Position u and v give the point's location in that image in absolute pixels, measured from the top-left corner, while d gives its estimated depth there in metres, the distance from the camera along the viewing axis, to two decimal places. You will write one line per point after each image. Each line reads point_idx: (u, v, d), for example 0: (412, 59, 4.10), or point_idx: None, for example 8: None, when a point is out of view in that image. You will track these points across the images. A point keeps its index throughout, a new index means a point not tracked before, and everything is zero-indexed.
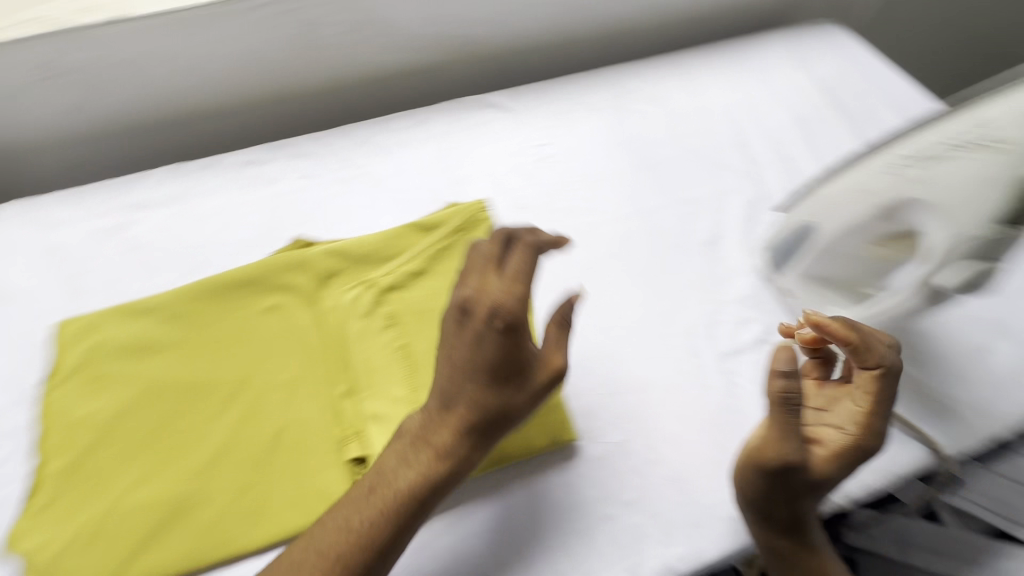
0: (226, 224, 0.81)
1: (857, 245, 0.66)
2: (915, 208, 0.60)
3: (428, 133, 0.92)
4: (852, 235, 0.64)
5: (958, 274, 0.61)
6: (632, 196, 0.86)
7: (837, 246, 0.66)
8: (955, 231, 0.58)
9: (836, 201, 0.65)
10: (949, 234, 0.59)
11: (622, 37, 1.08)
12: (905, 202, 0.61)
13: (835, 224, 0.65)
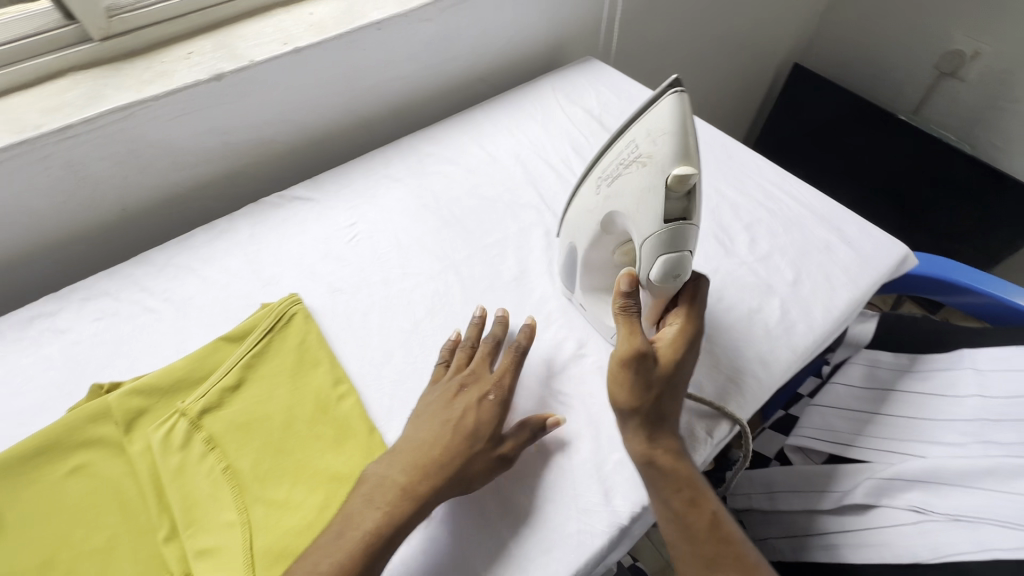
0: (12, 392, 0.75)
1: (607, 252, 0.77)
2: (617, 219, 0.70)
3: (232, 240, 0.92)
4: (594, 247, 0.76)
5: (659, 271, 0.65)
6: (443, 251, 0.91)
7: (589, 259, 0.77)
8: (640, 238, 0.66)
9: (578, 222, 0.77)
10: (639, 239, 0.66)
11: (412, 110, 1.17)
12: (610, 216, 0.71)
13: (581, 241, 0.77)
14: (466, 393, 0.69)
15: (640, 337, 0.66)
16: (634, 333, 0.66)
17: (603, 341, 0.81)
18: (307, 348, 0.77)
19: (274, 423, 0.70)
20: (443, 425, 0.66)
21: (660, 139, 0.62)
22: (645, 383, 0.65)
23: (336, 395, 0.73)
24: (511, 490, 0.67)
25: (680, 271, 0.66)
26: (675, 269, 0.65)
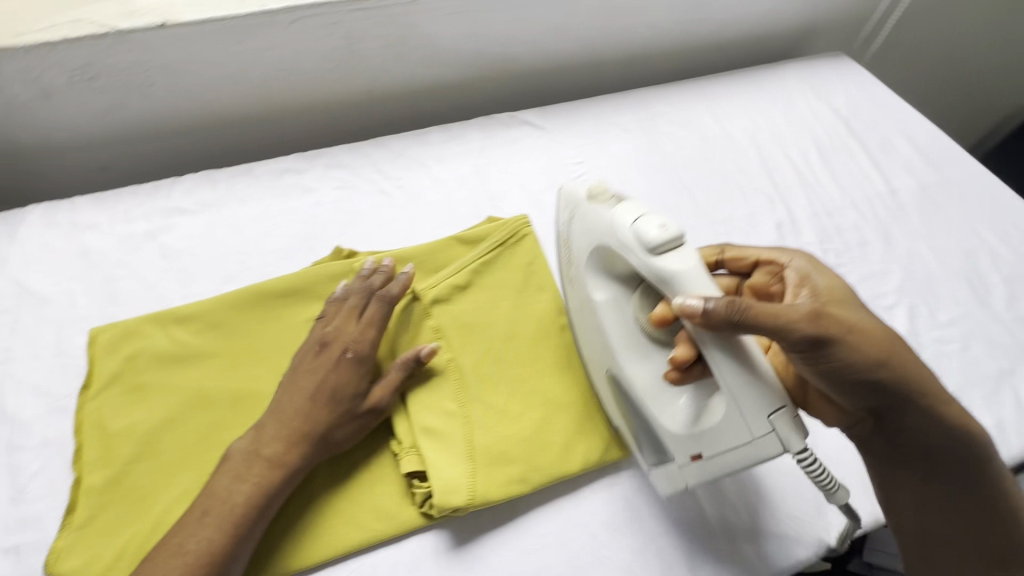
0: (264, 233, 0.80)
1: (622, 359, 0.63)
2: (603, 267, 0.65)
3: (463, 148, 0.93)
4: (623, 344, 0.63)
5: (648, 241, 0.56)
6: (668, 215, 0.88)
7: (631, 367, 0.62)
8: (620, 246, 0.59)
9: (590, 340, 0.67)
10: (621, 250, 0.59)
11: (644, 64, 1.12)
12: (598, 283, 0.65)
13: (606, 351, 0.64)
14: (324, 354, 0.63)
15: (796, 322, 0.53)
16: (784, 331, 0.52)
17: (717, 470, 0.57)
18: (533, 271, 0.77)
19: (498, 333, 0.71)
20: (302, 395, 0.60)
21: (587, 198, 0.66)
22: (862, 348, 0.54)
23: (557, 325, 0.73)
24: (716, 473, 0.66)
25: (679, 239, 0.56)
26: (668, 233, 0.56)
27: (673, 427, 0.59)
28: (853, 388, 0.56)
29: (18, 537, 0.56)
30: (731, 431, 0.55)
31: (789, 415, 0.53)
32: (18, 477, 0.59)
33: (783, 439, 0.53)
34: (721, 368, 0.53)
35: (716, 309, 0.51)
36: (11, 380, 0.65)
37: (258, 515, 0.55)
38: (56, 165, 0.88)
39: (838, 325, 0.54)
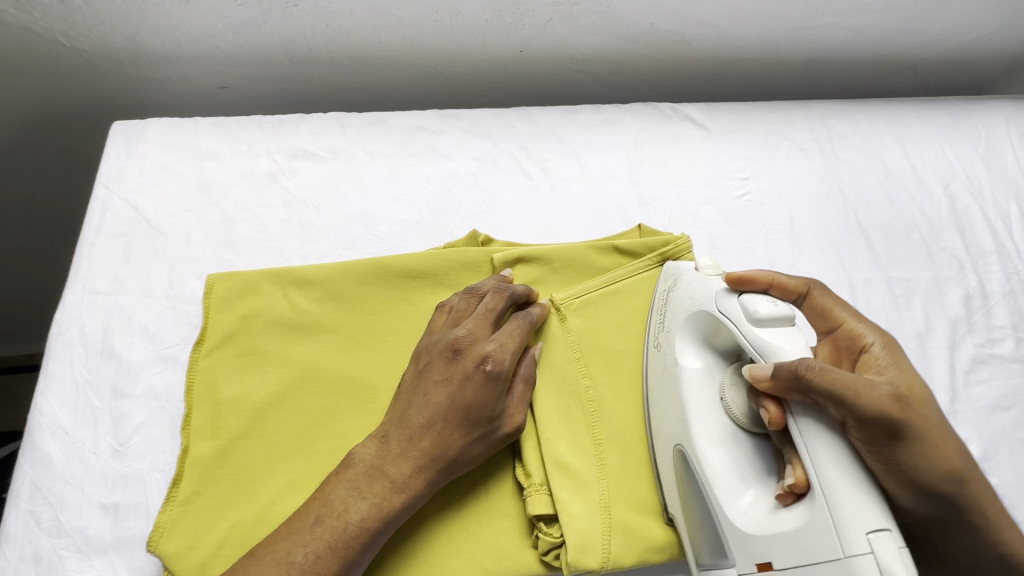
0: (392, 197, 0.72)
1: (695, 430, 0.50)
2: (699, 333, 0.54)
3: (616, 137, 0.81)
4: (703, 416, 0.51)
5: (751, 313, 0.48)
6: (839, 260, 0.76)
7: (705, 447, 0.49)
8: (721, 316, 0.51)
9: (666, 409, 0.54)
10: (722, 321, 0.51)
11: (826, 70, 0.96)
12: (689, 348, 0.54)
13: (677, 423, 0.52)
14: (456, 362, 0.52)
15: (883, 413, 0.41)
16: (865, 418, 0.41)
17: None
18: None
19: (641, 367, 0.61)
20: (432, 407, 0.51)
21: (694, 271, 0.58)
22: (938, 453, 0.44)
23: None
24: None
25: (788, 319, 0.48)
26: (780, 309, 0.48)
27: (744, 528, 0.45)
28: (927, 500, 0.44)
29: (117, 494, 0.52)
30: (806, 544, 0.41)
31: (894, 541, 0.38)
32: (120, 427, 0.54)
33: (882, 567, 0.38)
34: (813, 444, 0.42)
35: (785, 379, 0.43)
36: (120, 314, 0.60)
37: (372, 538, 0.47)
38: (178, 75, 0.81)
39: (917, 425, 0.42)
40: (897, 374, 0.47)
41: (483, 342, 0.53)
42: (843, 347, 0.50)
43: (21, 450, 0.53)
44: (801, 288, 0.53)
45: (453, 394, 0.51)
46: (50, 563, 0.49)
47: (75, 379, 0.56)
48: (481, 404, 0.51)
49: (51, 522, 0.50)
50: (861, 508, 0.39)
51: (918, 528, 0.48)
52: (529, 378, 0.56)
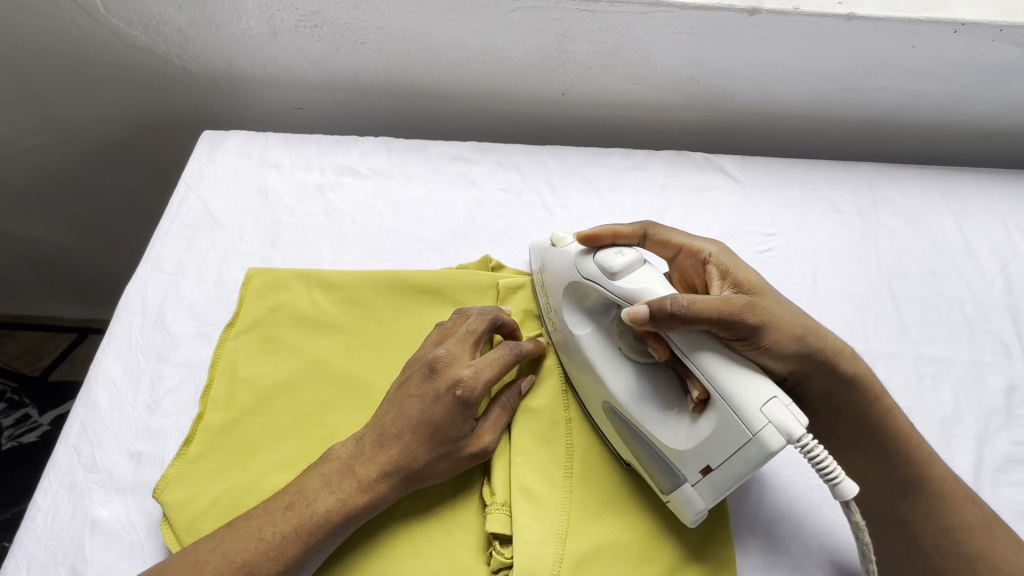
0: (420, 218, 0.78)
1: (611, 384, 0.57)
2: (578, 300, 0.62)
3: (643, 181, 0.84)
4: (611, 365, 0.58)
5: (608, 269, 0.55)
6: (862, 328, 0.73)
7: (625, 394, 0.56)
8: (587, 281, 0.58)
9: (581, 373, 0.60)
10: (590, 284, 0.58)
11: (883, 133, 0.93)
12: (576, 319, 0.61)
13: (597, 382, 0.58)
14: (432, 381, 0.56)
15: (738, 314, 0.50)
16: (729, 324, 0.50)
17: (731, 479, 0.49)
18: None
19: None
20: (405, 419, 0.55)
21: (552, 246, 0.65)
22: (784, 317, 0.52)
23: None
24: None
25: (638, 260, 0.55)
26: (626, 258, 0.55)
27: (677, 445, 0.52)
28: (789, 360, 0.53)
29: (142, 445, 0.60)
30: (725, 438, 0.49)
31: (783, 404, 0.46)
32: (156, 388, 0.64)
33: (782, 427, 0.46)
34: (706, 365, 0.49)
35: (668, 320, 0.49)
36: (175, 293, 0.70)
37: (335, 529, 0.52)
38: (264, 98, 0.94)
39: (767, 314, 0.51)
40: (738, 270, 0.57)
41: (458, 365, 0.57)
42: (690, 264, 0.61)
43: (77, 395, 0.63)
44: (639, 232, 0.62)
45: (426, 410, 0.55)
46: (80, 493, 0.57)
47: (131, 341, 0.66)
48: (448, 424, 0.55)
49: (88, 459, 0.59)
50: (752, 391, 0.47)
51: (799, 384, 0.56)
52: (508, 406, 0.60)
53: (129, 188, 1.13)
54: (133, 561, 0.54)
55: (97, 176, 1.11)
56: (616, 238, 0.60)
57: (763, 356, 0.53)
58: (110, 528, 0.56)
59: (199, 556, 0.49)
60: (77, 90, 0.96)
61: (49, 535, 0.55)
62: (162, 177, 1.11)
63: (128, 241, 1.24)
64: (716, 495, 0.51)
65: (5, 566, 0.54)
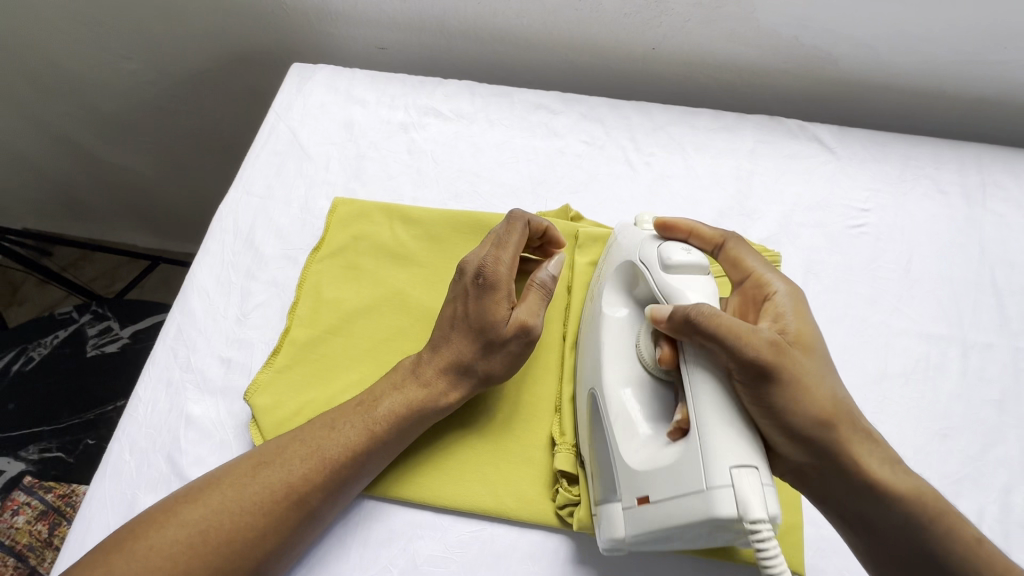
0: (500, 163, 0.78)
1: (604, 373, 0.55)
2: (627, 284, 0.59)
3: (731, 144, 0.80)
4: (615, 358, 0.56)
5: (664, 259, 0.54)
6: (957, 315, 0.69)
7: (614, 388, 0.54)
8: (640, 265, 0.56)
9: (588, 354, 0.59)
10: (642, 269, 0.56)
11: (999, 113, 0.85)
12: (615, 299, 0.59)
13: (593, 369, 0.57)
14: (460, 280, 0.60)
15: (760, 352, 0.46)
16: (747, 359, 0.46)
17: (660, 523, 0.46)
18: None
19: None
20: (447, 318, 0.59)
21: (631, 224, 0.62)
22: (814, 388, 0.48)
23: None
24: None
25: (699, 268, 0.53)
26: (691, 258, 0.53)
27: (634, 463, 0.50)
28: (807, 449, 0.49)
29: (232, 352, 0.64)
30: (678, 476, 0.46)
31: (754, 478, 0.43)
32: (245, 301, 0.67)
33: (740, 499, 0.42)
34: (699, 391, 0.47)
35: (678, 323, 0.48)
36: (264, 216, 0.73)
37: (404, 431, 0.55)
38: (350, 36, 0.94)
39: (794, 372, 0.47)
40: (795, 318, 0.52)
41: (481, 258, 0.59)
42: (751, 296, 0.56)
43: (174, 301, 0.66)
44: (717, 240, 0.59)
45: (459, 306, 0.59)
46: (176, 389, 0.61)
47: (223, 257, 0.69)
48: (480, 310, 0.57)
49: (184, 359, 0.63)
50: (728, 450, 0.44)
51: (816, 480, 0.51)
52: (544, 288, 0.59)
53: (210, 120, 1.17)
54: (222, 456, 0.58)
55: (183, 106, 1.15)
56: (692, 235, 0.59)
57: (782, 436, 0.48)
58: (202, 425, 0.60)
59: (291, 448, 0.53)
60: (171, 17, 0.99)
61: (149, 424, 0.60)
62: (244, 114, 1.16)
63: (204, 176, 1.30)
64: (636, 528, 0.48)
65: (110, 447, 0.59)
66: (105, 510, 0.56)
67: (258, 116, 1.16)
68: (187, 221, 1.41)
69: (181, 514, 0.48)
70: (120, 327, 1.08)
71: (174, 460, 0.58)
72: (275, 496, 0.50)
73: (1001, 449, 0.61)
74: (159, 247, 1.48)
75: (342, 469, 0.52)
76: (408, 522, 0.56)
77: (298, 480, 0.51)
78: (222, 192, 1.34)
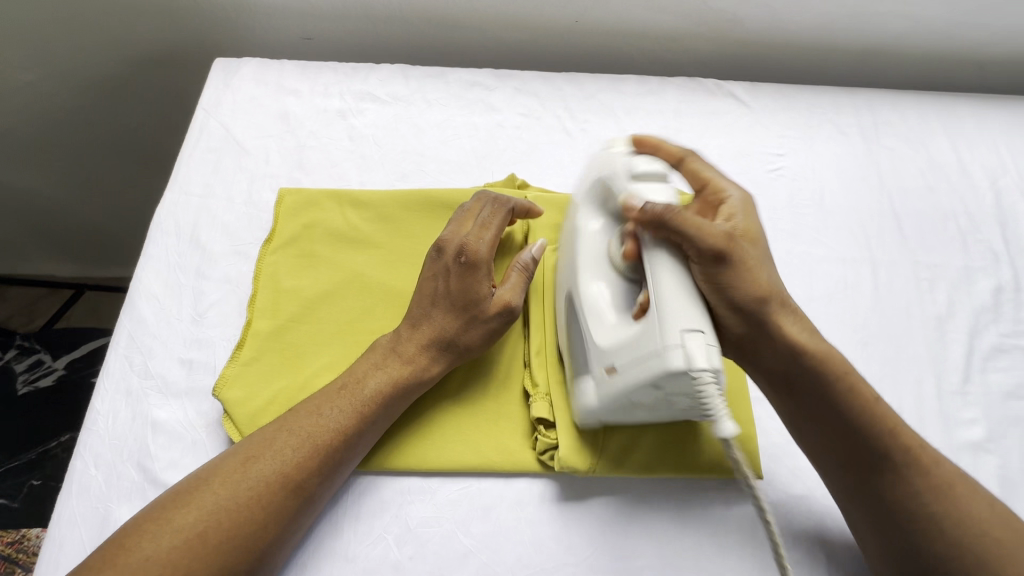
0: (443, 141, 0.80)
1: (579, 279, 0.58)
2: (600, 200, 0.61)
3: (658, 106, 0.86)
4: (589, 264, 0.58)
5: (632, 170, 0.58)
6: (865, 239, 0.78)
7: (585, 286, 0.57)
8: (610, 178, 0.59)
9: (565, 264, 0.62)
10: (611, 181, 0.59)
11: (884, 61, 0.96)
12: (589, 212, 0.62)
13: (570, 273, 0.60)
14: (439, 257, 0.61)
15: (713, 240, 0.52)
16: (700, 246, 0.52)
17: (624, 387, 0.51)
18: None
19: None
20: (425, 294, 0.60)
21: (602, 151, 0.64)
22: (758, 273, 0.55)
23: None
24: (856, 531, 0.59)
25: (661, 177, 0.58)
26: (651, 168, 0.58)
27: (603, 342, 0.54)
28: (742, 321, 0.55)
29: (193, 353, 0.62)
30: (637, 343, 0.50)
31: (703, 338, 0.47)
32: (199, 301, 0.65)
33: (687, 356, 0.47)
34: (656, 269, 0.51)
35: (646, 215, 0.53)
36: (207, 214, 0.71)
37: (388, 404, 0.56)
38: (273, 27, 0.92)
39: (740, 258, 0.54)
40: (744, 218, 0.60)
41: (463, 237, 0.61)
42: (708, 202, 0.63)
43: (121, 310, 0.64)
44: (678, 156, 0.64)
45: (439, 282, 0.60)
46: (137, 397, 0.59)
47: (169, 259, 0.67)
48: (464, 287, 0.59)
49: (141, 366, 0.61)
50: (680, 315, 0.48)
51: (759, 358, 0.57)
52: (526, 269, 0.62)
53: (127, 129, 1.11)
54: (197, 456, 0.57)
55: (94, 117, 1.08)
56: (658, 150, 0.64)
57: (720, 307, 0.55)
58: (171, 428, 0.58)
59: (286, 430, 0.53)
60: (73, 20, 0.93)
61: (113, 436, 0.58)
62: (165, 119, 1.10)
63: (127, 192, 1.22)
64: (604, 394, 0.53)
65: (72, 465, 0.56)
66: (77, 528, 0.54)
67: (182, 122, 1.11)
68: (113, 244, 1.32)
69: (175, 520, 0.47)
70: (54, 358, 1.01)
71: (145, 467, 0.56)
72: (271, 487, 0.50)
73: (910, 348, 0.70)
74: (84, 275, 1.38)
75: (336, 450, 0.53)
76: (394, 491, 0.58)
77: (291, 467, 0.51)
78: (149, 208, 1.27)
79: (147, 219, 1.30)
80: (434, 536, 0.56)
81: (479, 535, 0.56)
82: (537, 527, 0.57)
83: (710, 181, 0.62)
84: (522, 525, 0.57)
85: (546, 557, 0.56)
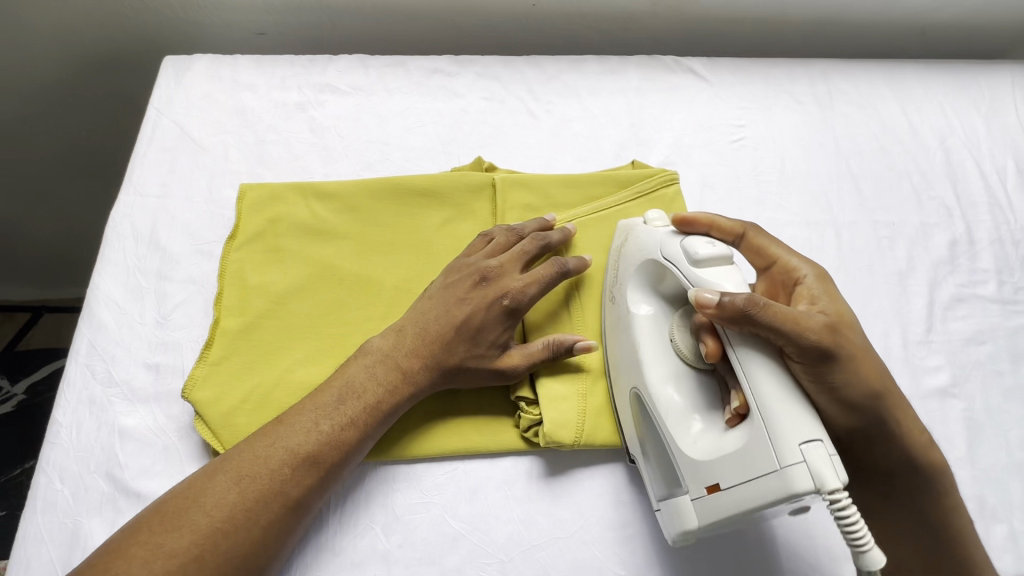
0: (407, 128, 0.79)
1: (648, 372, 0.54)
2: (651, 282, 0.57)
3: (619, 84, 0.87)
4: (653, 357, 0.54)
5: (692, 255, 0.50)
6: (827, 203, 0.80)
7: (658, 388, 0.52)
8: (666, 263, 0.53)
9: (621, 358, 0.58)
10: (668, 267, 0.53)
11: (833, 31, 0.99)
12: (640, 297, 0.58)
13: (632, 368, 0.55)
14: (481, 288, 0.59)
15: (815, 332, 0.44)
16: (799, 341, 0.43)
17: (734, 507, 0.44)
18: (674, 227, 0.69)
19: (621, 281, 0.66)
20: (449, 319, 0.57)
21: (642, 224, 0.60)
22: (864, 372, 0.47)
23: None
24: None
25: (725, 259, 0.50)
26: (717, 251, 0.50)
27: (695, 455, 0.48)
28: (855, 416, 0.48)
29: (159, 356, 0.60)
30: (749, 459, 0.43)
31: (826, 450, 0.40)
32: (163, 303, 0.63)
33: (814, 473, 0.39)
34: (751, 371, 0.44)
35: (724, 311, 0.44)
36: (165, 214, 0.68)
37: (385, 416, 0.54)
38: (224, 22, 0.90)
39: (847, 350, 0.46)
40: (828, 299, 0.51)
41: (512, 282, 0.59)
42: (779, 281, 0.55)
43: (78, 318, 0.61)
44: (738, 231, 0.57)
45: (469, 316, 0.57)
46: (102, 406, 0.57)
47: (127, 263, 0.65)
48: (489, 330, 0.57)
49: (104, 374, 0.58)
50: (795, 424, 0.41)
51: (850, 443, 0.52)
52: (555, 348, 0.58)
53: (74, 137, 1.06)
54: (170, 462, 0.55)
55: (37, 125, 1.03)
56: (712, 228, 0.57)
57: (826, 403, 0.47)
58: (140, 435, 0.56)
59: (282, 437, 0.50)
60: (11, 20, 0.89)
61: (78, 447, 0.55)
62: (115, 122, 1.06)
63: (76, 206, 1.15)
64: (706, 518, 0.46)
65: (35, 481, 0.54)
66: (44, 545, 0.51)
67: (134, 126, 1.07)
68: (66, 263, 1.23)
69: (168, 542, 0.44)
70: (12, 383, 0.96)
71: (115, 477, 0.54)
72: (268, 499, 0.48)
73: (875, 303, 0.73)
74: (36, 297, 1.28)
75: (333, 458, 0.51)
76: (378, 481, 0.57)
77: (290, 484, 0.49)
78: (102, 222, 1.20)
79: (101, 233, 1.22)
80: (422, 522, 0.55)
81: (468, 517, 0.56)
82: (526, 504, 0.57)
83: (780, 260, 0.55)
84: (511, 503, 0.57)
85: (537, 533, 0.56)
